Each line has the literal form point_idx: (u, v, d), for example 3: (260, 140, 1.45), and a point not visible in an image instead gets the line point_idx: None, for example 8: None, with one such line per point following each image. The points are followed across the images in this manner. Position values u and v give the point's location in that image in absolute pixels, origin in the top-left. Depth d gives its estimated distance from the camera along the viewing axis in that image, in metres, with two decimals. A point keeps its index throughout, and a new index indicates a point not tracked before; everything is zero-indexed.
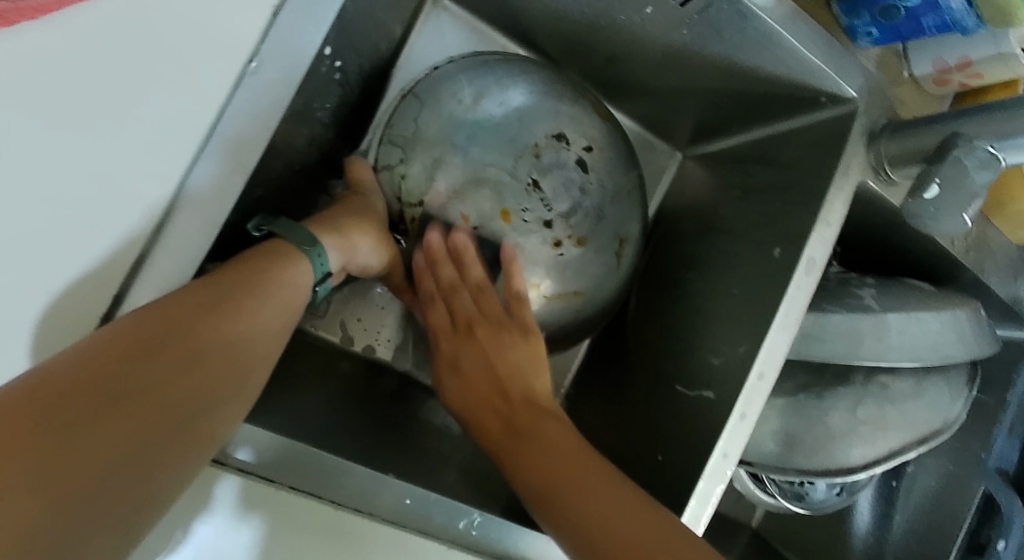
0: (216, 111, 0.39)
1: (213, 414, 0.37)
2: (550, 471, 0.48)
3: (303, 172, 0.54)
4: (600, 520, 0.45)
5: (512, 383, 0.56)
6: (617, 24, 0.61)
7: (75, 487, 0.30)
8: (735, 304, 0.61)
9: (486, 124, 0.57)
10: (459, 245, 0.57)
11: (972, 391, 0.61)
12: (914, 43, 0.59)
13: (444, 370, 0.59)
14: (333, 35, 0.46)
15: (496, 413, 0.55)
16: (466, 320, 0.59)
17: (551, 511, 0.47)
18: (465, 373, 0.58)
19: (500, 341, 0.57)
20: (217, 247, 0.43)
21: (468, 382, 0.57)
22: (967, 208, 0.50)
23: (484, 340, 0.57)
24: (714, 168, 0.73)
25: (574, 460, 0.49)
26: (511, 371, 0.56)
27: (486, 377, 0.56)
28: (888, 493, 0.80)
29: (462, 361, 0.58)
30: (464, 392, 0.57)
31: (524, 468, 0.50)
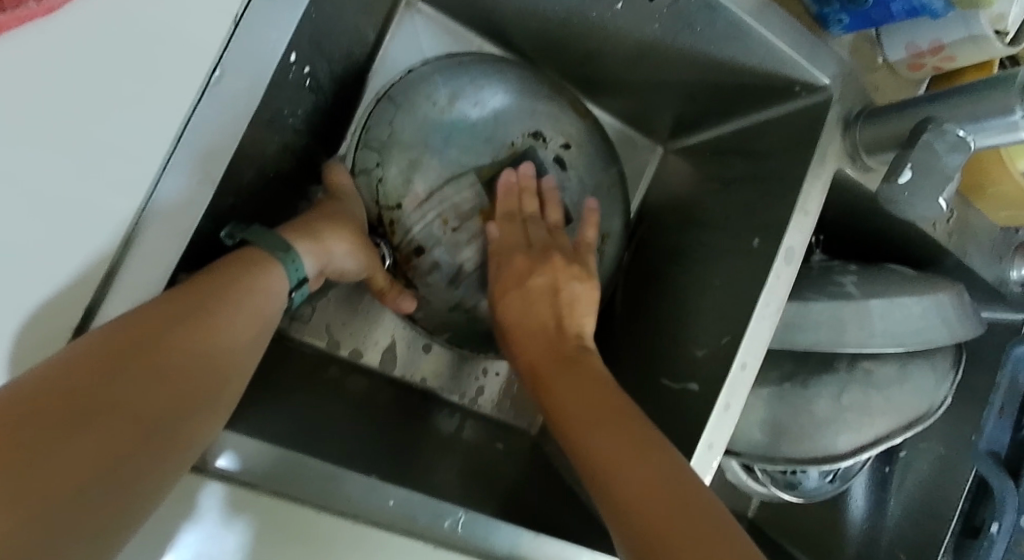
0: (182, 120, 0.39)
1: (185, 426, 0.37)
2: (583, 409, 0.45)
3: (280, 178, 0.55)
4: (612, 465, 0.40)
5: (567, 317, 0.53)
6: (589, 21, 0.61)
7: (42, 497, 0.29)
8: (717, 295, 0.61)
9: (462, 124, 0.58)
10: (546, 187, 0.59)
11: (957, 375, 0.61)
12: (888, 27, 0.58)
13: (506, 290, 0.54)
14: (299, 41, 0.46)
15: (547, 351, 0.51)
16: (539, 247, 0.56)
17: (592, 471, 0.41)
18: (525, 288, 0.54)
19: (568, 273, 0.55)
20: (190, 256, 0.43)
21: (529, 305, 0.54)
22: (942, 193, 0.49)
23: (559, 268, 0.55)
24: (694, 160, 0.73)
25: (602, 397, 0.45)
26: (567, 307, 0.54)
27: (545, 299, 0.54)
28: (882, 478, 0.80)
29: (532, 281, 0.54)
30: (510, 305, 0.54)
31: (562, 408, 0.46)
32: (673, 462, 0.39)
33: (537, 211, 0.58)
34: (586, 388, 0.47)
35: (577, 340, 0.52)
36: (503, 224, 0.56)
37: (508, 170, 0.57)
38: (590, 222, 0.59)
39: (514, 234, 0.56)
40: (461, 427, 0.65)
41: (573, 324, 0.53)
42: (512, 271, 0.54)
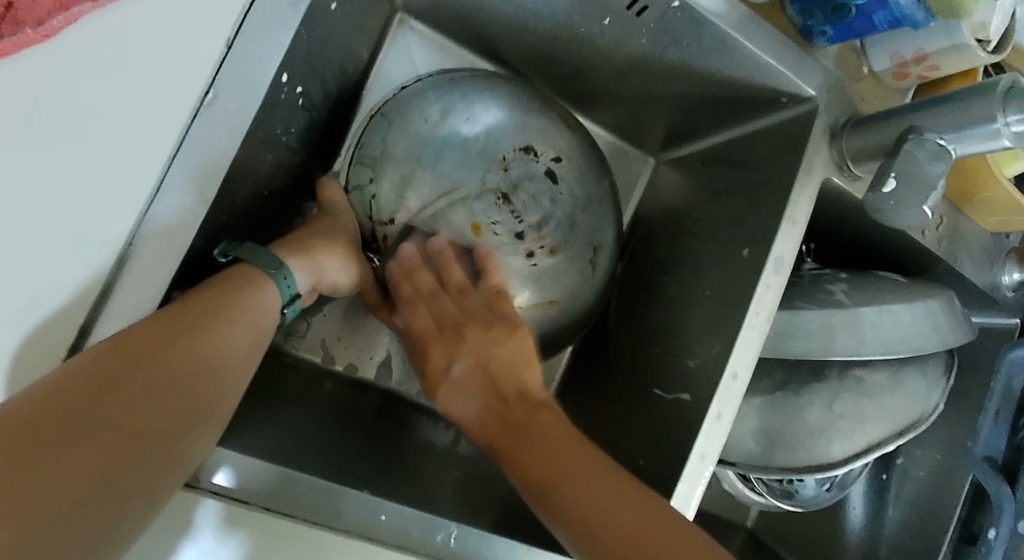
0: (174, 144, 0.40)
1: (182, 439, 0.37)
2: (535, 459, 0.48)
3: (274, 195, 0.55)
4: (582, 512, 0.44)
5: (505, 379, 0.54)
6: (578, 36, 0.62)
7: (45, 516, 0.30)
8: (709, 305, 0.61)
9: (454, 140, 0.58)
10: (440, 249, 0.57)
11: (950, 380, 0.61)
12: (871, 39, 0.59)
13: (440, 352, 0.57)
14: (289, 62, 0.47)
15: (492, 414, 0.52)
16: (466, 316, 0.57)
17: (546, 499, 0.46)
18: (466, 360, 0.55)
19: (491, 334, 0.55)
20: (183, 274, 0.44)
21: (470, 382, 0.55)
22: (927, 200, 0.49)
23: (489, 332, 0.55)
24: (686, 171, 0.74)
25: (563, 452, 0.48)
26: (499, 370, 0.55)
27: (477, 373, 0.55)
28: (879, 487, 0.80)
29: (459, 357, 0.56)
30: (463, 388, 0.55)
31: (522, 462, 0.48)
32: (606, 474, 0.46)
33: (462, 275, 0.58)
34: (539, 421, 0.50)
35: (520, 395, 0.53)
36: (414, 308, 0.59)
37: (434, 239, 0.57)
38: (493, 267, 0.57)
39: (444, 303, 0.58)
40: (458, 439, 0.66)
41: (512, 383, 0.54)
42: (442, 352, 0.57)
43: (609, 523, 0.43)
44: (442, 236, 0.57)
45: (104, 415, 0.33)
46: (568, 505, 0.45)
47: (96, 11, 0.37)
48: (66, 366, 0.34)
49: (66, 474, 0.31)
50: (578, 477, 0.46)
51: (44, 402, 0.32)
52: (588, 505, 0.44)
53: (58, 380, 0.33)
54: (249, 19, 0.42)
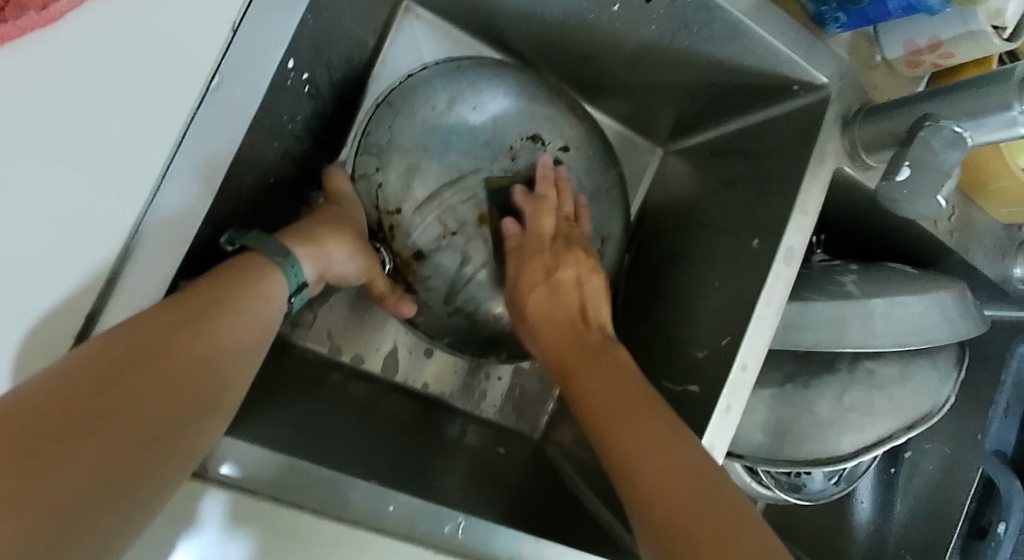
0: (179, 131, 0.39)
1: (184, 428, 0.36)
2: (609, 387, 0.46)
3: (281, 184, 0.55)
4: (629, 447, 0.42)
5: (591, 313, 0.54)
6: (587, 23, 0.61)
7: (47, 502, 0.30)
8: (718, 297, 0.61)
9: (460, 129, 0.58)
10: (544, 166, 0.59)
11: (961, 372, 0.60)
12: (886, 26, 0.58)
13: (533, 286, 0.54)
14: (295, 49, 0.46)
15: (569, 334, 0.53)
16: (562, 242, 0.55)
17: (605, 433, 0.44)
18: (551, 284, 0.54)
19: (588, 264, 0.56)
20: (189, 263, 0.43)
21: (554, 300, 0.54)
22: (942, 189, 0.49)
23: (580, 259, 0.55)
24: (695, 160, 0.73)
25: (625, 394, 0.45)
26: (588, 300, 0.55)
27: (570, 296, 0.54)
28: (888, 480, 0.80)
29: (559, 274, 0.54)
30: (537, 305, 0.54)
31: (585, 395, 0.47)
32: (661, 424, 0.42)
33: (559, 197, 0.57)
34: (615, 354, 0.50)
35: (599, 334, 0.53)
36: (535, 207, 0.56)
37: (519, 188, 0.57)
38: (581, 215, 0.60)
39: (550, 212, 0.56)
40: (464, 431, 0.65)
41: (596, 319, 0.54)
42: (534, 268, 0.54)
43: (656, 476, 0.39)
44: (547, 157, 0.59)
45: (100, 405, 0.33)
46: (627, 458, 0.41)
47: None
48: (71, 356, 0.34)
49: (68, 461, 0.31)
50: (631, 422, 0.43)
51: (47, 391, 0.32)
52: (639, 447, 0.41)
53: (57, 371, 0.33)
54: (255, 4, 0.41)
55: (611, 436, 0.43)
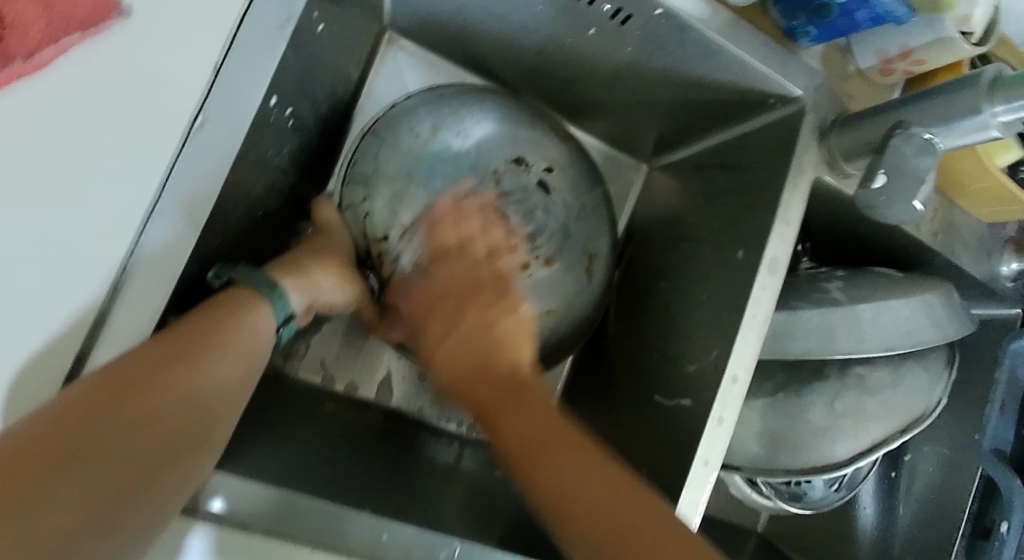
0: (163, 171, 0.40)
1: (175, 469, 0.37)
2: (531, 439, 0.46)
3: (268, 217, 0.55)
4: (574, 496, 0.43)
5: (501, 354, 0.51)
6: (565, 48, 0.63)
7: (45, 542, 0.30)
8: (705, 310, 0.61)
9: (444, 155, 0.59)
10: (467, 209, 0.57)
11: (952, 372, 0.61)
12: (859, 37, 0.59)
13: (432, 332, 0.54)
14: (277, 85, 0.46)
15: (489, 385, 0.50)
16: (464, 287, 0.55)
17: (535, 479, 0.45)
18: (461, 335, 0.53)
19: (496, 308, 0.53)
20: (178, 299, 0.43)
21: (462, 345, 0.53)
22: (917, 195, 0.49)
23: (487, 306, 0.53)
24: (679, 176, 0.74)
25: (547, 440, 0.46)
26: (503, 346, 0.52)
27: (477, 340, 0.52)
28: (889, 486, 0.79)
29: (463, 325, 0.53)
30: (446, 358, 0.53)
31: (510, 443, 0.47)
32: (586, 465, 0.44)
33: (480, 226, 0.57)
34: (533, 397, 0.49)
35: (513, 377, 0.50)
36: (435, 266, 0.56)
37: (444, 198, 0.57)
38: (513, 243, 0.58)
39: (456, 268, 0.55)
40: (460, 455, 0.65)
41: (508, 361, 0.51)
42: (433, 324, 0.54)
43: (592, 518, 0.42)
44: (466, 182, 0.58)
45: (101, 440, 0.33)
46: (556, 501, 0.43)
47: (85, 43, 0.39)
48: (65, 392, 0.34)
49: (64, 499, 0.31)
50: (565, 451, 0.45)
51: (43, 429, 0.32)
52: (575, 490, 0.43)
53: (56, 405, 0.33)
54: (237, 44, 0.42)
55: (545, 479, 0.44)
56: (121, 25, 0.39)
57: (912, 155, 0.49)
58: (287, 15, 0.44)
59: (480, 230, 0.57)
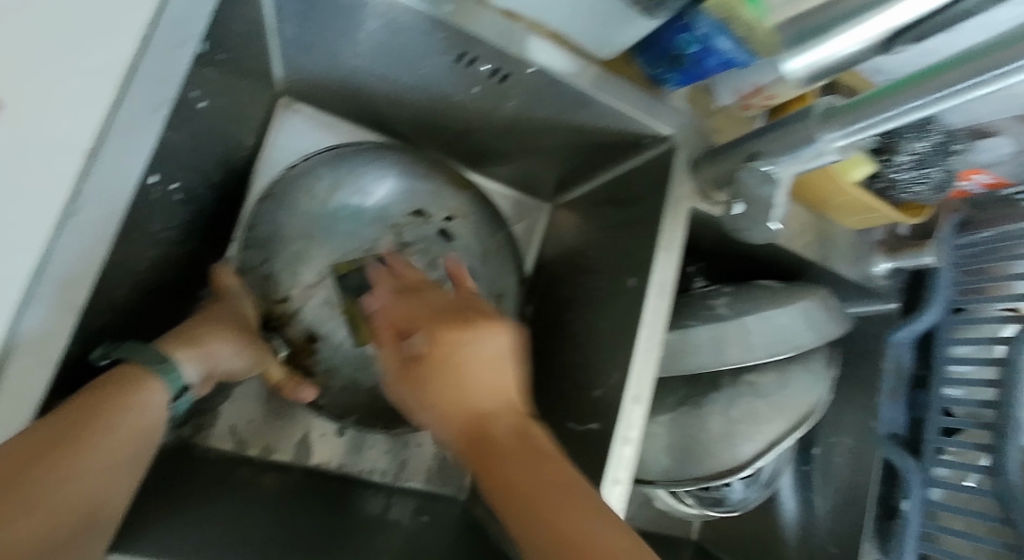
0: (36, 259, 0.38)
1: (75, 543, 0.37)
2: (527, 476, 0.46)
3: (166, 286, 0.56)
4: (566, 535, 0.42)
5: (499, 376, 0.52)
6: (453, 104, 0.67)
7: None
8: (607, 337, 0.64)
9: (345, 213, 0.63)
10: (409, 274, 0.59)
11: (833, 370, 0.66)
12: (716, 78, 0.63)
13: (432, 368, 0.50)
14: (156, 162, 0.46)
15: (477, 415, 0.50)
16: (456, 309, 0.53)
17: (527, 514, 0.44)
18: (451, 366, 0.50)
19: (484, 334, 0.51)
20: (62, 382, 0.42)
21: (458, 379, 0.50)
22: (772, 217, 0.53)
23: (485, 330, 0.50)
24: (577, 210, 0.78)
25: (548, 474, 0.46)
26: (491, 365, 0.51)
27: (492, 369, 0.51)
28: (805, 478, 0.83)
29: (464, 354, 0.50)
30: (431, 389, 0.50)
31: (505, 479, 0.46)
32: (580, 507, 0.44)
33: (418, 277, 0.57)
34: (528, 433, 0.49)
35: (508, 403, 0.51)
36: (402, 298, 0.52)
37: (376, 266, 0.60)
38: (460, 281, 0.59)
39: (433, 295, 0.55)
40: (385, 504, 0.66)
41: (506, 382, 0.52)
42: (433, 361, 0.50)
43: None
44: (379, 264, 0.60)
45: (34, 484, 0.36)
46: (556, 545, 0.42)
47: None
48: None
49: None
50: (556, 483, 0.45)
51: None
52: (570, 532, 0.43)
53: None
54: (112, 126, 0.42)
55: (549, 520, 0.43)
56: None
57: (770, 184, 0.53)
58: (163, 98, 0.45)
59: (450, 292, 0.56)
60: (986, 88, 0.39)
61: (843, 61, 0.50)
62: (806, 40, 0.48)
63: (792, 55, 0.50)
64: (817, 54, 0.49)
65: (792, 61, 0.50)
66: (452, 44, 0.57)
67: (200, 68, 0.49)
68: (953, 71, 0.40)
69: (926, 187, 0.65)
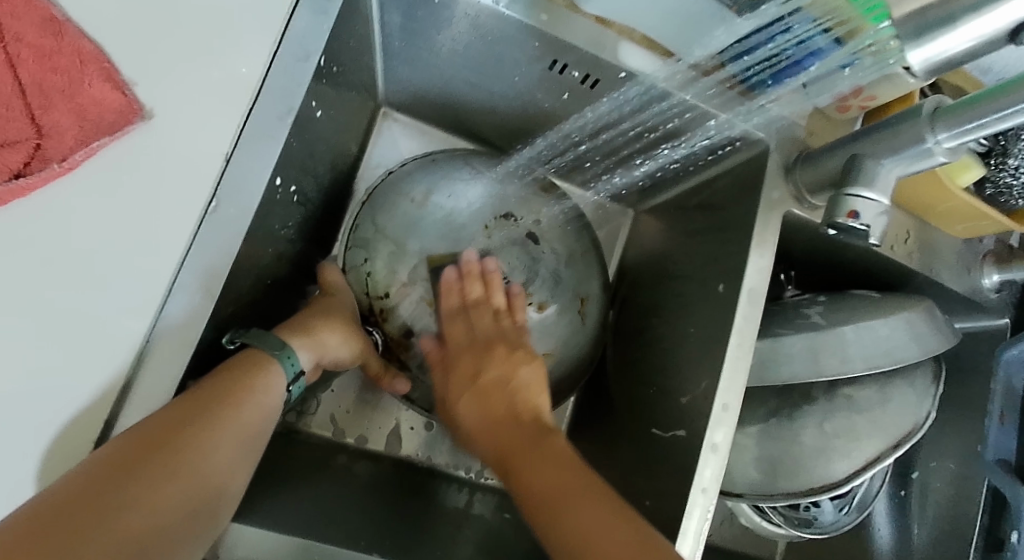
0: (181, 250, 0.43)
1: (204, 511, 0.41)
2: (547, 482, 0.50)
3: (279, 282, 0.60)
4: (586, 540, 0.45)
5: (523, 405, 0.58)
6: (543, 110, 0.69)
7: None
8: (694, 341, 0.64)
9: (435, 216, 0.64)
10: (469, 262, 0.62)
11: (939, 387, 0.63)
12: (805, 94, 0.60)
13: (461, 390, 0.60)
14: (280, 167, 0.51)
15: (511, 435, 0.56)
16: (482, 342, 0.61)
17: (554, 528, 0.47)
18: (480, 386, 0.59)
19: (516, 359, 0.60)
20: (195, 364, 0.46)
21: (487, 399, 0.58)
22: (872, 235, 0.52)
23: (505, 358, 0.60)
24: (663, 218, 0.77)
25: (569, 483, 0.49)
26: (519, 393, 0.58)
27: (500, 392, 0.59)
28: (901, 504, 0.78)
29: (484, 375, 0.59)
30: (468, 406, 0.59)
31: (527, 488, 0.51)
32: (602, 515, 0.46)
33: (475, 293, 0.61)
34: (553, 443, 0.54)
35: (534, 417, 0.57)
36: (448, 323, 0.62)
37: (448, 269, 0.62)
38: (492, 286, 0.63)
39: (481, 318, 0.61)
40: (471, 501, 0.67)
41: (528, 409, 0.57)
42: (461, 373, 0.60)
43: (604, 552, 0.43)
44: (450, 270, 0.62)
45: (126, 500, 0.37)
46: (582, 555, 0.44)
47: (113, 143, 0.44)
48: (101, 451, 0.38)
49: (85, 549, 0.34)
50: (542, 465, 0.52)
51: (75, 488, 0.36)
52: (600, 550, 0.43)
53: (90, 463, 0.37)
54: (244, 135, 0.46)
55: (573, 520, 0.46)
56: (143, 125, 0.44)
57: (855, 191, 0.52)
58: (289, 106, 0.48)
59: (486, 293, 0.62)
60: None
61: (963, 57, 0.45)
62: (931, 29, 0.44)
63: (916, 46, 0.46)
64: (943, 44, 0.45)
65: (914, 52, 0.46)
66: (543, 52, 0.60)
67: (318, 82, 0.53)
68: None
69: None
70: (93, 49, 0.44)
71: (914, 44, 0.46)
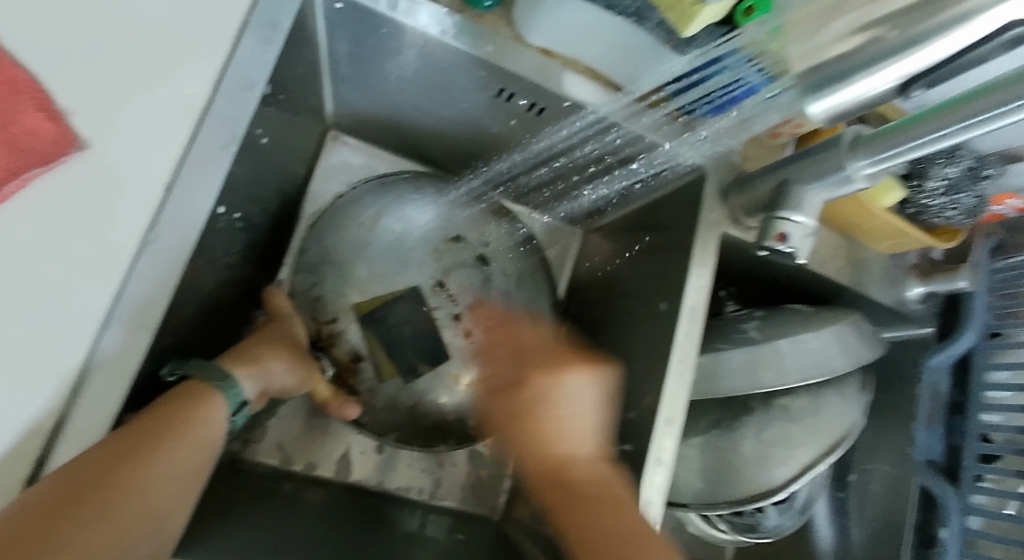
0: (119, 282, 0.43)
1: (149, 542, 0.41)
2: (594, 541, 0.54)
3: (223, 309, 0.59)
4: None
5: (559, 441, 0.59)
6: (490, 134, 0.70)
7: None
8: (641, 358, 0.66)
9: (384, 240, 0.65)
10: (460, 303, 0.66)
11: (867, 395, 0.66)
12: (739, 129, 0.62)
13: (522, 427, 0.61)
14: (223, 195, 0.50)
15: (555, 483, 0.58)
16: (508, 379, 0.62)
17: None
18: (522, 429, 0.60)
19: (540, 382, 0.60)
20: (133, 397, 0.45)
21: (543, 440, 0.59)
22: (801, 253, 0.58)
23: (529, 387, 0.61)
24: (609, 237, 0.79)
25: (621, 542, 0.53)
26: (549, 427, 0.59)
27: (551, 422, 0.59)
28: (839, 505, 0.82)
29: (525, 411, 0.60)
30: (529, 446, 0.60)
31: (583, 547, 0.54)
32: None
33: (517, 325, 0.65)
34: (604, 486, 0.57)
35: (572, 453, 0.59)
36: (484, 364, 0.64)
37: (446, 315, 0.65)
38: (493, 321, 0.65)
39: (507, 353, 0.64)
40: (425, 523, 0.67)
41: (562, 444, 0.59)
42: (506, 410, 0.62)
43: None
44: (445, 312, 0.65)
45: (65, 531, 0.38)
46: None
47: (47, 174, 0.43)
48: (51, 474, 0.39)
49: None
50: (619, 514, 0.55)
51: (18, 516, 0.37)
52: None
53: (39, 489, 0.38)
54: (185, 164, 0.46)
55: None
56: (78, 155, 0.44)
57: (784, 215, 0.57)
58: (233, 136, 0.48)
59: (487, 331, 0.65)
60: (1011, 117, 0.39)
61: (872, 100, 0.41)
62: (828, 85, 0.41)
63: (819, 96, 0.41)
64: (847, 94, 0.40)
65: (818, 103, 0.42)
66: (491, 80, 0.61)
67: (263, 109, 0.53)
68: (978, 101, 0.40)
69: (959, 212, 0.66)
70: (27, 77, 0.43)
71: (820, 95, 0.41)
